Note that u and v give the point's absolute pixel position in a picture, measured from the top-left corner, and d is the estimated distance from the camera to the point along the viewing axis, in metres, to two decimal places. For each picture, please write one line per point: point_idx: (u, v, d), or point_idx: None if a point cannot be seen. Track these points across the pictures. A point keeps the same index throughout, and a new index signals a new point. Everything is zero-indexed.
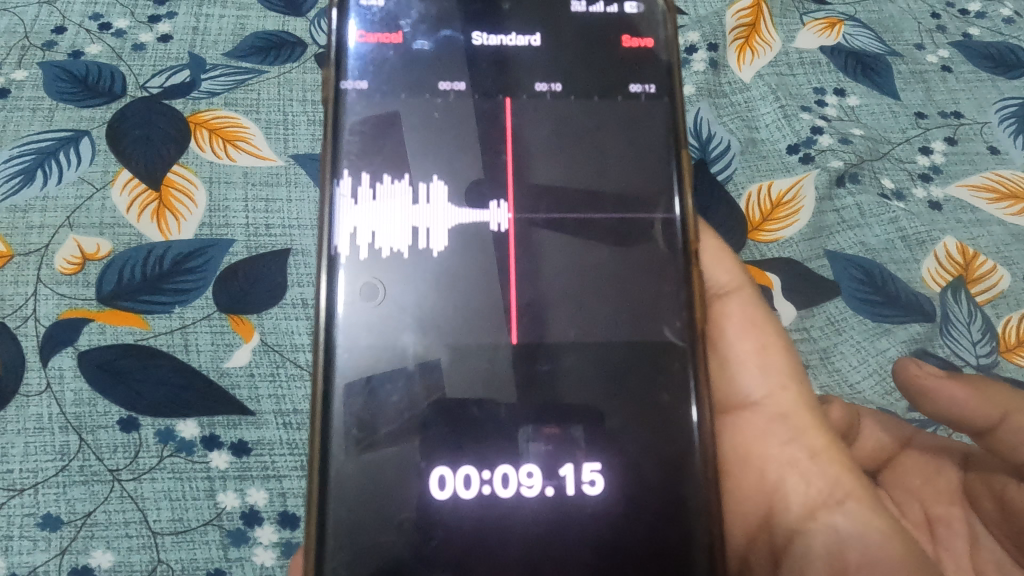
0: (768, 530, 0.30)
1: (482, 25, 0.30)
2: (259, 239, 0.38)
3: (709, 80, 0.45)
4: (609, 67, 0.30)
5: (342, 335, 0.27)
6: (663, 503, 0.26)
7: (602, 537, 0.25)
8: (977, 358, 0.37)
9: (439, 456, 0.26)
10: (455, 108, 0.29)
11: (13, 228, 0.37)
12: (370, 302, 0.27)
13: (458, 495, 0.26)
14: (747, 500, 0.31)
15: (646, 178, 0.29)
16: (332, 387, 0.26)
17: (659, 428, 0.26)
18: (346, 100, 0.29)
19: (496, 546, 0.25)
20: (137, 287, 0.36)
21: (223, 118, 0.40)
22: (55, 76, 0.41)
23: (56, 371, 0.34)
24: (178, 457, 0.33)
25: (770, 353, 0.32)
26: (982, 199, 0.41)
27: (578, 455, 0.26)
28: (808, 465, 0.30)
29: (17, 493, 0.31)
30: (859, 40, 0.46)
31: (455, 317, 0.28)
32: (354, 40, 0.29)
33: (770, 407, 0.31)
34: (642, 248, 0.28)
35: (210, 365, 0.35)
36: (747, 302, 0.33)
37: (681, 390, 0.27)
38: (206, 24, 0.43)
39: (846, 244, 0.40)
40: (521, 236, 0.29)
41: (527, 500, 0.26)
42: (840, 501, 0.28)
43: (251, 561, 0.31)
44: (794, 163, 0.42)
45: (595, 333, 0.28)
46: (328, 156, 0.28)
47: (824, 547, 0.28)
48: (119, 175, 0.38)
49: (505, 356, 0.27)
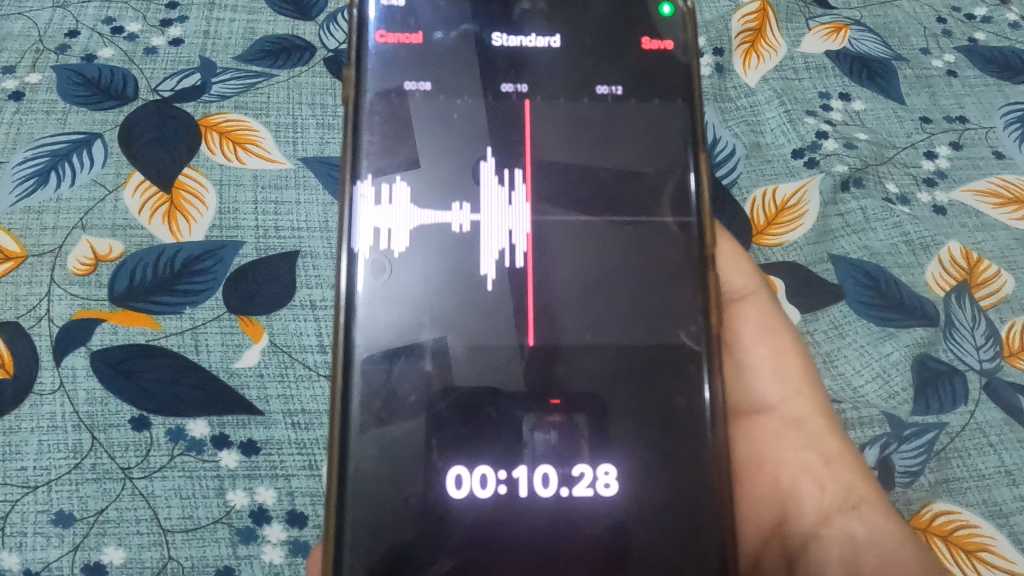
0: (782, 534, 0.30)
1: (497, 26, 0.30)
2: (269, 241, 0.38)
3: (716, 85, 0.45)
4: (626, 68, 0.30)
5: (361, 335, 0.27)
6: (677, 506, 0.26)
7: (615, 539, 0.26)
8: (981, 362, 0.37)
9: (455, 456, 0.26)
10: (471, 110, 0.30)
11: (28, 229, 0.37)
12: (387, 300, 0.28)
13: (474, 494, 0.26)
14: (762, 504, 0.31)
15: (662, 180, 0.29)
16: (349, 384, 0.27)
17: (674, 429, 0.27)
18: (365, 103, 0.29)
19: (512, 545, 0.26)
20: (149, 288, 0.36)
21: (233, 121, 0.41)
22: (68, 80, 0.42)
23: (69, 370, 0.34)
24: (188, 456, 0.33)
25: (786, 357, 0.32)
26: (986, 204, 0.42)
27: (592, 456, 0.27)
28: (822, 471, 0.30)
29: (31, 489, 0.32)
30: (864, 44, 0.46)
31: (469, 316, 0.28)
32: (372, 41, 0.30)
33: (784, 412, 0.32)
34: (660, 251, 0.29)
35: (221, 366, 0.35)
36: (761, 306, 0.33)
37: (697, 393, 0.27)
38: (217, 28, 0.44)
39: (850, 248, 0.40)
40: (493, 235, 0.29)
41: (543, 501, 0.26)
42: (855, 506, 0.29)
43: (259, 559, 0.32)
44: (798, 168, 0.43)
45: (611, 335, 0.28)
46: (346, 158, 0.28)
47: (840, 552, 0.28)
48: (131, 177, 0.39)
49: (521, 357, 0.27)
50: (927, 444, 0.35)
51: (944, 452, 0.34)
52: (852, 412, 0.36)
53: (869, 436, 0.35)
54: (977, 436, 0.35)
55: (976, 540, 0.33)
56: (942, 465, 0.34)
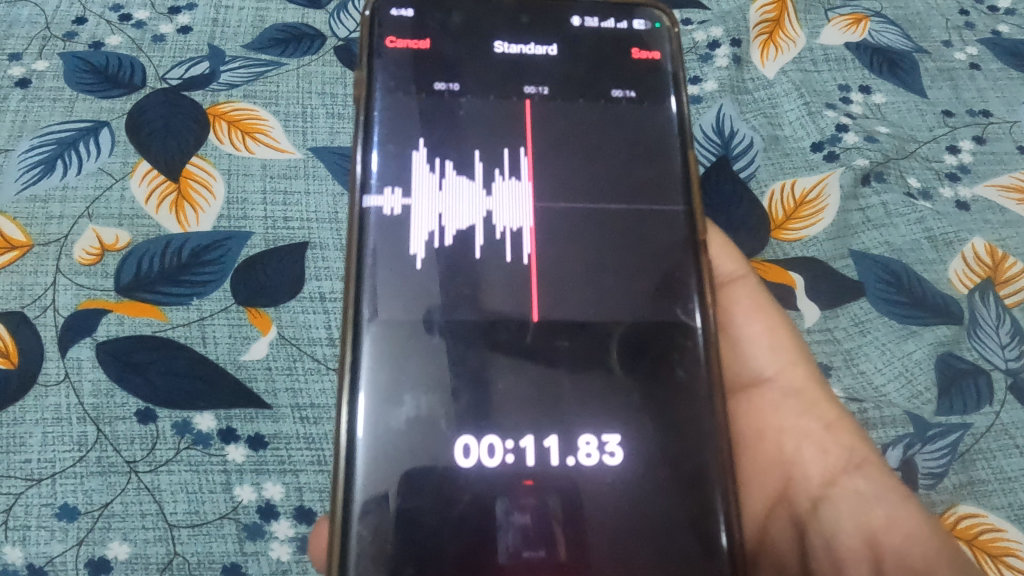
0: (788, 501, 0.30)
1: (501, 34, 0.30)
2: (277, 232, 0.38)
3: (733, 77, 0.44)
4: (589, 73, 0.30)
5: (371, 307, 0.26)
6: (680, 474, 0.25)
7: (621, 510, 0.25)
8: (1006, 362, 0.36)
9: (464, 424, 0.25)
10: (478, 108, 0.29)
11: (33, 218, 0.37)
12: (396, 278, 0.27)
13: (483, 463, 0.25)
14: (764, 474, 0.31)
15: (654, 171, 0.29)
16: (359, 362, 0.26)
17: (675, 400, 0.26)
18: (389, 102, 0.29)
19: (519, 517, 0.24)
20: (155, 279, 0.36)
21: (242, 110, 0.40)
22: (76, 67, 0.41)
23: (74, 361, 0.34)
24: (194, 449, 0.32)
25: (780, 334, 0.31)
26: (1011, 200, 0.41)
27: (598, 426, 0.26)
28: (823, 435, 0.29)
29: (35, 482, 0.31)
30: (885, 36, 0.46)
31: (469, 298, 0.27)
32: (382, 48, 0.30)
33: (782, 382, 0.31)
34: (652, 235, 0.28)
35: (227, 358, 0.34)
36: (752, 288, 0.32)
37: (696, 364, 0.26)
38: (226, 16, 0.43)
39: (871, 244, 0.39)
40: (423, 218, 0.28)
41: (550, 471, 0.25)
42: (859, 465, 0.28)
43: (267, 556, 0.31)
44: (818, 161, 0.42)
45: (604, 312, 0.27)
46: (359, 154, 0.28)
47: (850, 512, 0.28)
48: (138, 166, 0.38)
49: (527, 331, 0.27)
50: (953, 444, 0.34)
51: (969, 454, 0.34)
52: (875, 412, 0.35)
53: (892, 436, 0.34)
54: (1003, 437, 0.34)
55: (1003, 544, 0.32)
56: (966, 467, 0.33)
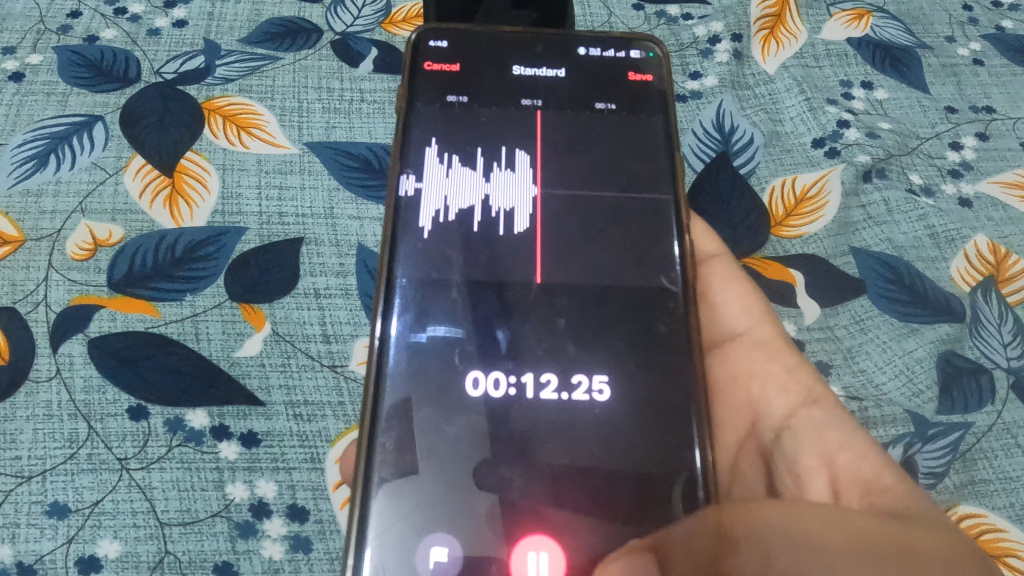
0: (755, 436, 0.29)
1: (517, 59, 0.31)
2: (272, 227, 0.37)
3: (734, 72, 0.44)
4: (592, 90, 0.31)
5: (405, 267, 0.27)
6: (661, 413, 0.24)
7: (607, 443, 0.24)
8: (1008, 360, 0.36)
9: (473, 359, 0.25)
10: (499, 118, 0.30)
11: (26, 212, 0.37)
12: (417, 254, 0.27)
13: (488, 395, 0.25)
14: (730, 417, 0.30)
15: (647, 159, 0.29)
16: (386, 328, 0.26)
17: (659, 347, 0.26)
18: (417, 109, 0.30)
19: (508, 440, 0.24)
20: (148, 274, 0.35)
21: (237, 105, 0.40)
22: (70, 60, 0.41)
23: (66, 357, 0.33)
24: (187, 447, 0.32)
25: (751, 298, 0.32)
26: (1014, 197, 0.40)
27: (590, 366, 0.25)
28: (784, 377, 0.29)
29: (25, 479, 0.31)
30: (887, 31, 0.45)
31: (485, 262, 0.27)
32: (420, 70, 0.30)
33: (752, 337, 0.31)
34: (638, 216, 0.28)
35: (221, 355, 0.34)
36: (729, 263, 0.33)
37: (677, 320, 0.26)
38: (222, 10, 0.43)
39: (872, 241, 0.39)
40: (435, 201, 0.28)
41: (542, 403, 0.25)
42: (817, 400, 0.28)
43: (258, 554, 0.30)
44: (819, 158, 0.41)
45: (597, 278, 0.27)
46: (396, 152, 0.29)
47: (806, 442, 0.27)
48: (132, 161, 0.38)
49: (533, 290, 0.27)
50: (954, 443, 0.33)
51: (970, 453, 0.33)
52: (875, 410, 0.34)
53: (893, 435, 0.34)
54: (1004, 437, 0.34)
55: (1004, 544, 0.31)
56: (968, 467, 0.33)
